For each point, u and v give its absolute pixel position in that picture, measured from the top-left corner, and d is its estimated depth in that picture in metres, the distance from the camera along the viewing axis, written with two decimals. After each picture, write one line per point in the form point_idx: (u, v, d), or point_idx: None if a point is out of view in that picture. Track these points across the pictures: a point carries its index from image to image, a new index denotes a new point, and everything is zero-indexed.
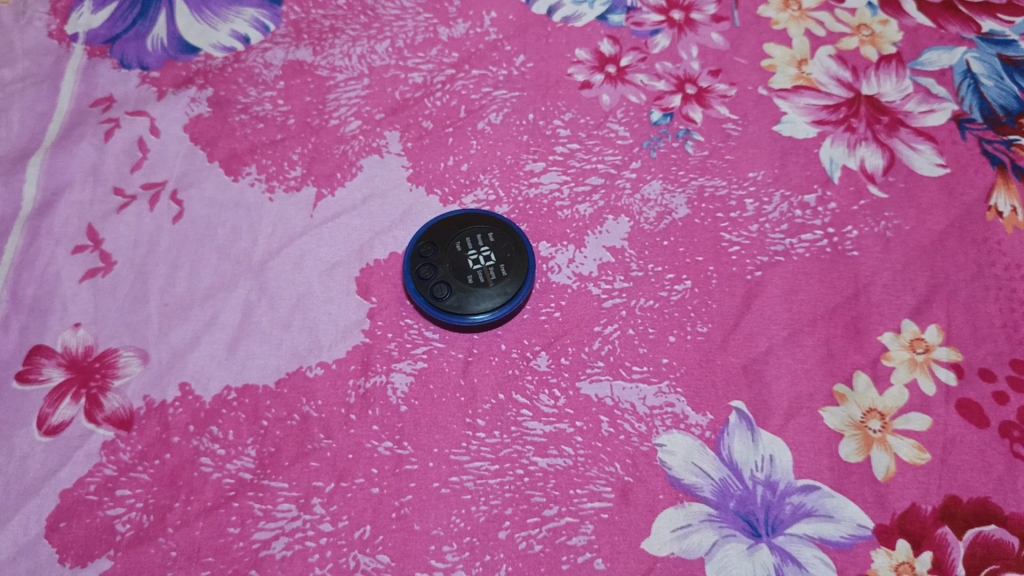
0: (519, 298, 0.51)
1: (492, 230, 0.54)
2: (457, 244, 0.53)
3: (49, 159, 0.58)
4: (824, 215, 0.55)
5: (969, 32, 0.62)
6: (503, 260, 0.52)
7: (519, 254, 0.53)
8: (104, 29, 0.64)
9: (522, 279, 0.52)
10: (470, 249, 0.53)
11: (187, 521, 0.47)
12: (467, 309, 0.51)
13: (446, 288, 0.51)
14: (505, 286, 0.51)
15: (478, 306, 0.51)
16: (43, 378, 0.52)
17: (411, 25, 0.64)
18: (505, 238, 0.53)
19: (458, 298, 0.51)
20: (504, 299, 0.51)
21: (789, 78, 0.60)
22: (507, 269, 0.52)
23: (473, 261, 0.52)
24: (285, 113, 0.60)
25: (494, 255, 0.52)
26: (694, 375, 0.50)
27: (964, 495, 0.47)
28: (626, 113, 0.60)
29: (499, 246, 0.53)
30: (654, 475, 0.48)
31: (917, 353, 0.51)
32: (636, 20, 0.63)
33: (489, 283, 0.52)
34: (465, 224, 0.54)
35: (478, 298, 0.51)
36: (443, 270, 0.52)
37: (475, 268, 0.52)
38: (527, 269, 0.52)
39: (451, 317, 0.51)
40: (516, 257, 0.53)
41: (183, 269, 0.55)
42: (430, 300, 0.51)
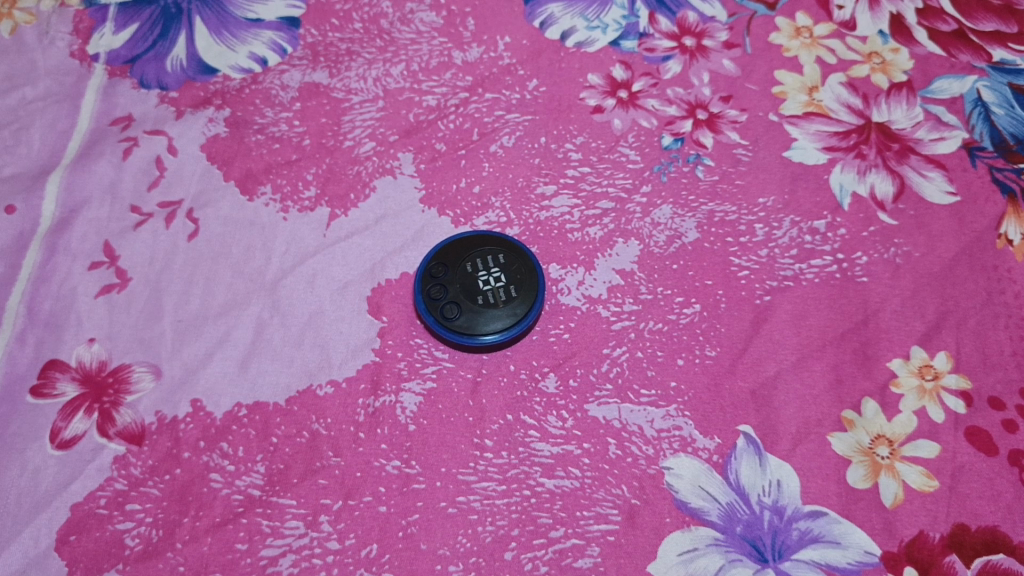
0: (528, 320, 0.52)
1: (503, 251, 0.54)
2: (468, 265, 0.54)
3: (68, 176, 0.59)
4: (833, 241, 0.55)
5: (981, 61, 0.63)
6: (513, 281, 0.53)
7: (529, 276, 0.53)
8: (125, 49, 0.65)
9: (532, 300, 0.52)
10: (481, 269, 0.53)
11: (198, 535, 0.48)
12: (476, 330, 0.51)
13: (456, 308, 0.52)
14: (514, 307, 0.52)
15: (486, 328, 0.51)
16: (57, 393, 0.52)
17: (426, 48, 0.65)
18: (516, 260, 0.54)
19: (468, 319, 0.52)
20: (512, 321, 0.51)
21: (800, 104, 0.61)
22: (517, 290, 0.52)
23: (483, 282, 0.53)
24: (301, 134, 0.61)
25: (504, 276, 0.53)
26: (702, 399, 0.51)
27: (973, 523, 0.47)
28: (638, 138, 0.60)
29: (509, 267, 0.53)
30: (661, 498, 0.48)
31: (926, 380, 0.50)
32: (648, 46, 0.64)
33: (498, 304, 0.52)
34: (477, 244, 0.54)
35: (487, 320, 0.52)
36: (453, 291, 0.53)
37: (485, 290, 0.52)
38: (536, 291, 0.53)
39: (461, 337, 0.51)
40: (527, 279, 0.53)
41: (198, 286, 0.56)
42: (440, 320, 0.52)
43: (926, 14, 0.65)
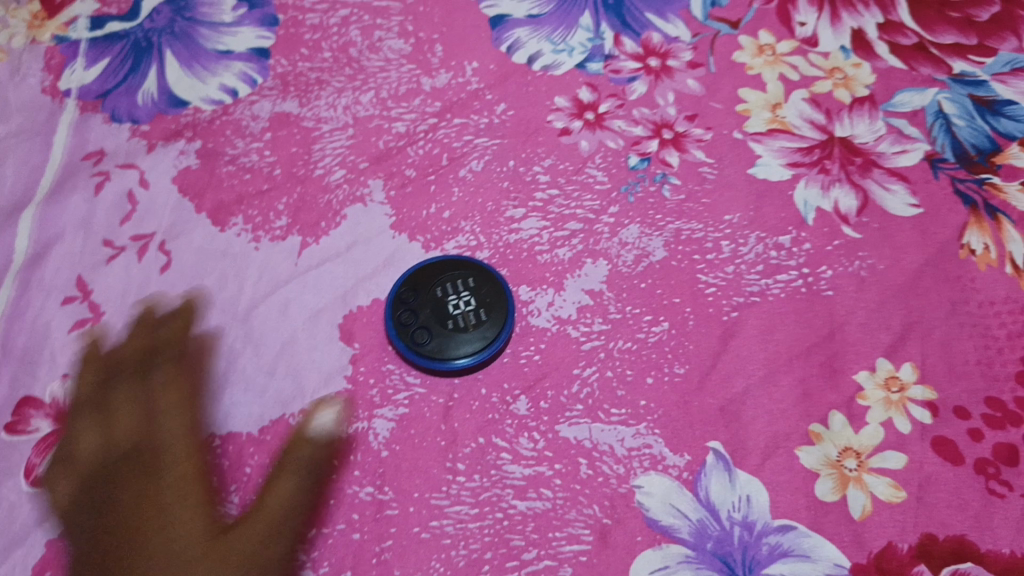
0: (497, 342, 0.53)
1: (472, 276, 0.55)
2: (438, 289, 0.54)
3: (41, 212, 0.60)
4: (798, 255, 0.56)
5: (942, 74, 0.63)
6: (482, 305, 0.54)
7: (499, 300, 0.54)
8: (96, 84, 0.65)
9: (501, 323, 0.53)
10: (451, 293, 0.54)
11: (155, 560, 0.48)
12: (447, 354, 0.52)
13: (426, 333, 0.53)
14: (484, 331, 0.53)
15: (457, 352, 0.52)
16: (31, 429, 0.52)
17: (395, 75, 0.65)
18: (486, 284, 0.55)
19: (439, 343, 0.52)
20: (483, 344, 0.52)
21: (764, 122, 0.61)
22: (487, 313, 0.53)
23: (453, 306, 0.54)
24: (272, 164, 0.62)
25: (473, 300, 0.54)
26: (672, 416, 0.51)
27: (941, 533, 0.47)
28: (605, 158, 0.61)
29: (478, 291, 0.54)
30: (632, 517, 0.48)
31: (892, 392, 0.51)
32: (614, 67, 0.65)
33: (468, 327, 0.53)
34: (446, 269, 0.55)
35: (457, 343, 0.52)
36: (423, 315, 0.53)
37: (455, 313, 0.53)
38: (506, 314, 0.53)
39: (432, 361, 0.52)
40: (496, 302, 0.54)
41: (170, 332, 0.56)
42: (411, 345, 0.52)
43: (887, 28, 0.66)
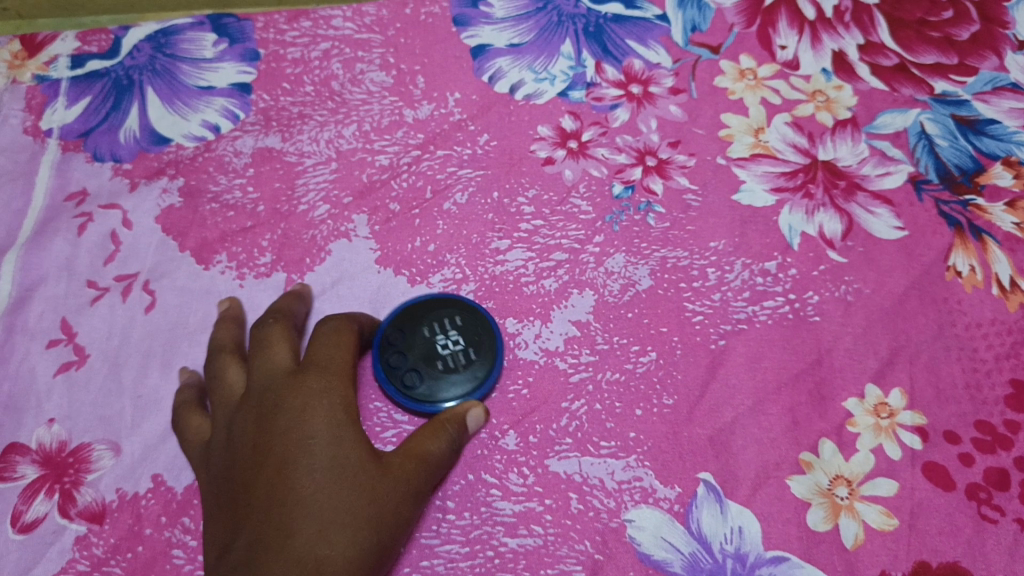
0: (487, 381, 0.52)
1: (459, 313, 0.54)
2: (424, 329, 0.53)
3: (24, 255, 0.60)
4: (784, 281, 0.56)
5: (923, 94, 0.63)
6: (470, 344, 0.53)
7: (486, 337, 0.53)
8: (77, 123, 0.65)
9: (490, 362, 0.52)
10: (438, 332, 0.53)
11: (324, 452, 0.45)
12: (437, 396, 0.51)
13: (416, 375, 0.52)
14: (474, 370, 0.52)
15: (447, 393, 0.51)
16: (17, 476, 0.52)
17: (377, 108, 0.65)
18: (474, 321, 0.54)
19: (428, 385, 0.52)
20: (472, 384, 0.52)
21: (747, 146, 0.62)
22: (475, 352, 0.53)
23: (442, 346, 0.52)
24: (255, 200, 0.61)
25: (462, 338, 0.53)
26: (662, 448, 0.51)
27: (934, 560, 0.47)
28: (589, 187, 0.61)
29: (466, 330, 0.53)
30: (624, 552, 0.48)
31: (881, 418, 0.51)
32: (596, 95, 0.65)
33: (458, 368, 0.52)
34: (432, 307, 0.54)
35: (446, 384, 0.52)
36: (412, 357, 0.52)
37: (444, 354, 0.52)
38: (494, 353, 0.53)
39: (421, 404, 0.51)
40: (484, 340, 0.53)
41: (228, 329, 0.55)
42: (400, 388, 0.51)
43: (868, 50, 0.66)
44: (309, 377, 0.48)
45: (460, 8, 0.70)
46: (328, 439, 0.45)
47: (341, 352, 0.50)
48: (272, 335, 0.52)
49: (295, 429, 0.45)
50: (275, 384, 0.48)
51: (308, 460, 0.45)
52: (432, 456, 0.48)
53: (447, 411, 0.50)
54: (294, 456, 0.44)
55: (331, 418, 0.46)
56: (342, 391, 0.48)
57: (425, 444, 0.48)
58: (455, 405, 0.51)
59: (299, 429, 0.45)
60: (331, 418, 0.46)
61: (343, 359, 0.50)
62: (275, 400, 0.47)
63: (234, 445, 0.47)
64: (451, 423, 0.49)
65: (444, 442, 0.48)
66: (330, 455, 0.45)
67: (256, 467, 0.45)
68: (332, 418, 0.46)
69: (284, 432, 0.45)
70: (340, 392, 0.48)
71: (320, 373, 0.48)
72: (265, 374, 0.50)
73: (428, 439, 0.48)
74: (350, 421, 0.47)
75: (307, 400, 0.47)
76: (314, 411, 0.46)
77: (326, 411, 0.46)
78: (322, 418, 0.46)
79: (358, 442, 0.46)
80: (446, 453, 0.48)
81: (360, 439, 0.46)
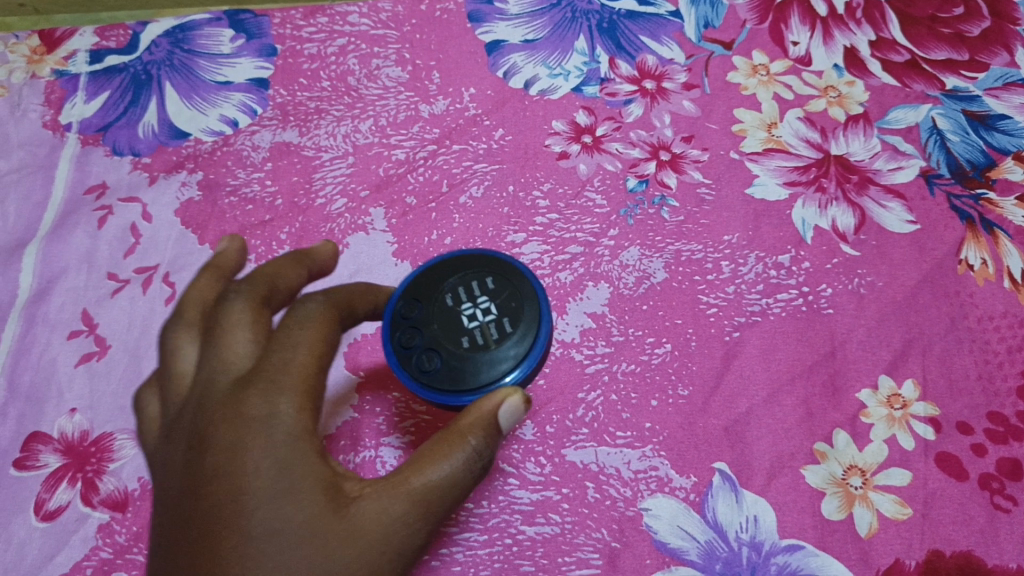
0: (528, 359, 0.45)
1: (490, 274, 0.47)
2: (448, 296, 0.47)
3: (45, 247, 0.60)
4: (798, 274, 0.57)
5: (934, 90, 0.64)
6: (504, 313, 0.46)
7: (526, 304, 0.46)
8: (96, 117, 0.66)
9: (527, 334, 0.45)
10: (463, 300, 0.47)
11: (261, 512, 0.34)
12: (463, 380, 0.44)
13: (435, 358, 0.45)
14: (507, 345, 0.45)
15: (480, 376, 0.44)
16: (40, 465, 0.53)
17: (393, 103, 0.66)
18: (507, 286, 0.47)
19: (451, 368, 0.44)
20: (513, 363, 0.44)
21: (760, 141, 0.62)
22: (511, 324, 0.45)
23: (469, 320, 0.46)
24: (273, 194, 0.62)
25: (494, 308, 0.46)
26: (677, 438, 0.51)
27: (947, 549, 0.48)
28: (603, 182, 0.61)
29: (497, 298, 0.46)
30: (640, 540, 0.49)
31: (894, 408, 0.52)
32: (610, 90, 0.65)
33: (490, 343, 0.45)
34: (457, 277, 0.47)
35: (478, 364, 0.44)
36: (431, 332, 0.46)
37: (472, 328, 0.45)
38: (531, 323, 0.45)
39: (445, 391, 0.44)
40: (522, 308, 0.46)
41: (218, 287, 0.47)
42: (419, 374, 0.45)
43: (880, 46, 0.66)
44: (255, 393, 0.36)
45: (475, 5, 0.70)
46: (271, 493, 0.34)
47: (309, 355, 0.38)
48: (234, 315, 0.40)
49: (234, 466, 0.35)
50: (220, 389, 0.38)
51: (241, 523, 0.34)
52: (436, 485, 0.37)
53: (466, 415, 0.39)
54: (227, 514, 0.34)
55: (275, 463, 0.35)
56: (288, 421, 0.36)
57: (425, 471, 0.37)
58: (482, 403, 0.39)
59: (236, 473, 0.35)
60: (275, 463, 0.35)
61: (302, 371, 0.37)
62: (216, 414, 0.37)
63: (173, 449, 0.38)
64: (472, 433, 0.38)
65: (454, 465, 0.37)
66: (268, 521, 0.34)
67: (187, 506, 0.35)
68: (279, 461, 0.35)
69: (219, 468, 0.35)
70: (281, 427, 0.36)
71: (268, 390, 0.36)
72: (216, 367, 0.38)
73: (430, 464, 0.37)
74: (307, 459, 0.36)
75: (245, 435, 0.35)
76: (253, 452, 0.35)
77: (269, 451, 0.35)
78: (264, 462, 0.35)
79: (316, 494, 0.35)
80: (457, 476, 0.37)
81: (319, 486, 0.35)
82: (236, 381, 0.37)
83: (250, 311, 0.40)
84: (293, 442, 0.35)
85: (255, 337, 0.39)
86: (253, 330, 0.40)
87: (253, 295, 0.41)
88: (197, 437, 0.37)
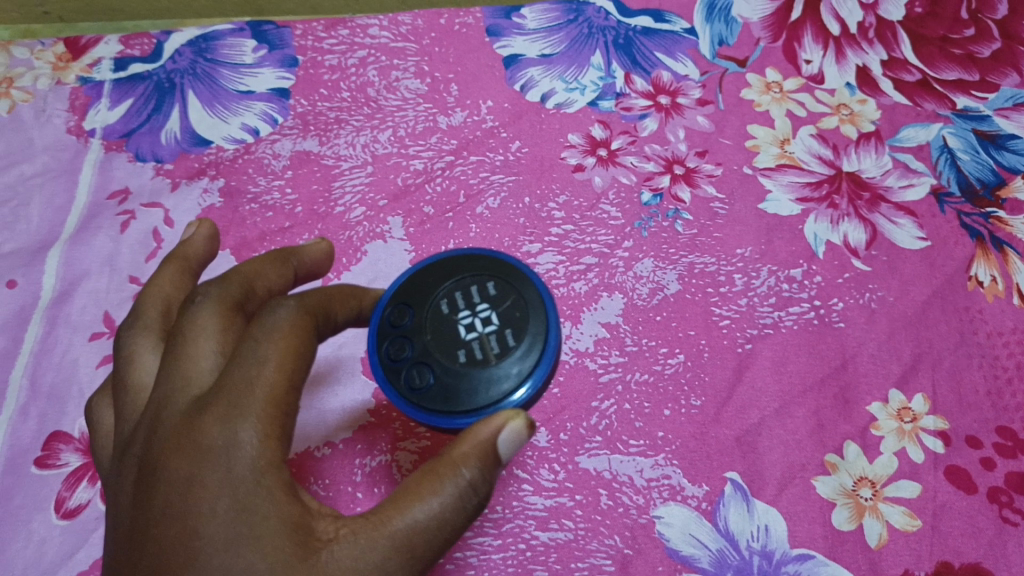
0: (530, 375, 0.44)
1: (490, 280, 0.47)
2: (443, 303, 0.46)
3: (68, 250, 0.61)
4: (810, 288, 0.57)
5: (945, 109, 0.65)
6: (506, 325, 0.45)
7: (530, 316, 0.45)
8: (120, 124, 0.67)
9: (528, 350, 0.44)
10: (460, 308, 0.46)
11: (218, 554, 0.34)
12: (456, 397, 0.44)
13: (427, 373, 0.44)
14: (506, 362, 0.44)
15: (478, 393, 0.44)
16: (61, 463, 0.54)
17: (411, 114, 0.67)
18: (509, 295, 0.46)
19: (443, 384, 0.44)
20: (513, 381, 0.44)
21: (772, 157, 0.63)
22: (514, 337, 0.45)
23: (466, 332, 0.45)
24: (293, 202, 0.63)
25: (494, 319, 0.45)
26: (690, 447, 0.52)
27: (955, 561, 0.48)
28: (618, 194, 0.62)
29: (497, 309, 0.46)
30: (653, 547, 0.49)
31: (905, 421, 0.52)
32: (625, 105, 0.66)
33: (489, 359, 0.44)
34: (456, 286, 0.47)
35: (476, 380, 0.44)
36: (423, 343, 0.45)
37: (469, 341, 0.45)
38: (533, 338, 0.45)
39: (435, 408, 0.44)
40: (525, 320, 0.45)
41: (189, 286, 0.48)
42: (409, 389, 0.45)
43: (891, 65, 0.67)
44: (215, 419, 0.36)
45: (493, 19, 0.71)
46: (231, 533, 0.34)
47: (277, 372, 0.37)
48: (201, 324, 0.40)
49: (191, 500, 0.35)
50: (180, 408, 0.37)
51: (197, 565, 0.34)
52: (419, 526, 0.36)
53: (463, 442, 0.38)
54: (182, 555, 0.34)
55: (235, 502, 0.35)
56: (250, 452, 0.35)
57: (409, 510, 0.36)
58: (478, 430, 0.38)
59: (193, 511, 0.35)
60: (236, 502, 0.35)
61: (267, 392, 0.36)
62: (174, 441, 0.36)
63: (130, 468, 0.38)
64: (467, 465, 0.37)
65: (441, 503, 0.36)
66: (225, 563, 0.34)
67: (142, 539, 0.35)
68: (239, 498, 0.35)
69: (177, 504, 0.35)
70: (243, 460, 0.35)
71: (228, 418, 0.36)
72: (179, 382, 0.38)
73: (415, 502, 0.36)
74: (269, 495, 0.35)
75: (204, 469, 0.35)
76: (213, 489, 0.35)
77: (229, 488, 0.35)
78: (224, 500, 0.35)
79: (281, 537, 0.35)
80: (443, 516, 0.36)
81: (285, 527, 0.35)
82: (198, 401, 0.37)
83: (219, 319, 0.40)
84: (256, 477, 0.35)
85: (221, 349, 0.39)
86: (220, 339, 0.40)
87: (222, 301, 0.41)
88: (154, 464, 0.37)
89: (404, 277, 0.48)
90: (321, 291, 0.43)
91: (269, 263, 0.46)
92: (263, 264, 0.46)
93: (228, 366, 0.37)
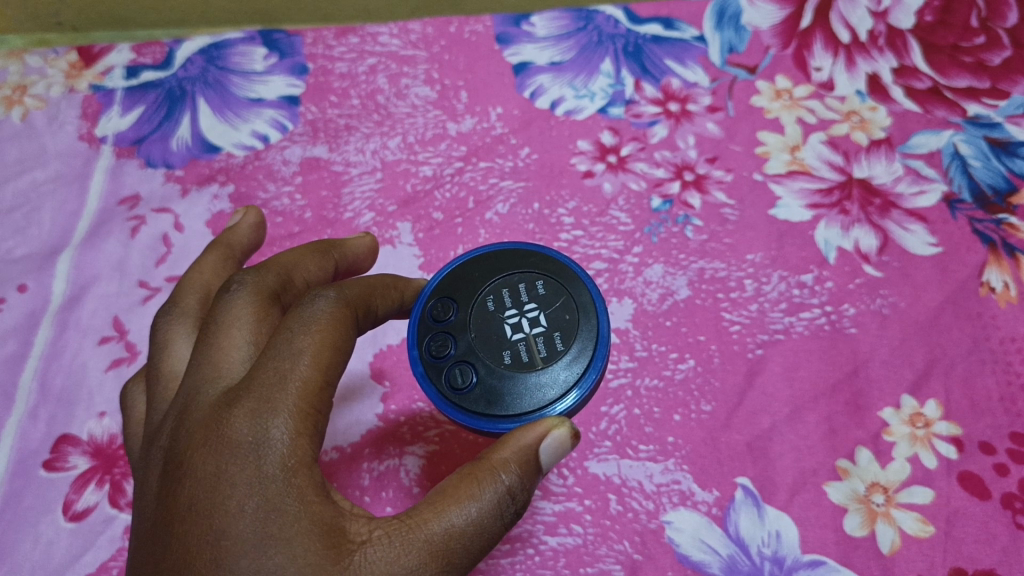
0: (577, 384, 0.44)
1: (539, 280, 0.47)
2: (489, 300, 0.47)
3: (79, 255, 0.62)
4: (822, 294, 0.57)
5: (956, 116, 0.64)
6: (554, 328, 0.46)
7: (581, 319, 0.46)
8: (131, 131, 0.67)
9: (579, 357, 0.45)
10: (506, 306, 0.47)
11: (246, 555, 0.33)
12: (499, 404, 0.44)
13: (469, 375, 0.45)
14: (554, 368, 0.45)
15: (522, 398, 0.44)
16: (69, 466, 0.53)
17: (421, 121, 0.67)
18: (558, 296, 0.47)
19: (484, 387, 0.44)
20: (560, 388, 0.44)
21: (783, 163, 0.63)
22: (563, 342, 0.45)
23: (514, 332, 0.46)
24: (302, 207, 0.63)
25: (543, 320, 0.46)
26: (699, 452, 0.52)
27: (969, 567, 0.48)
28: (628, 201, 0.62)
29: (547, 310, 0.46)
30: (663, 553, 0.49)
31: (917, 427, 0.52)
32: (634, 112, 0.66)
33: (536, 361, 0.45)
34: (504, 282, 0.47)
35: (522, 383, 0.44)
36: (467, 342, 0.46)
37: (516, 343, 0.45)
38: (584, 344, 0.45)
39: (473, 412, 0.44)
40: (575, 324, 0.46)
41: (228, 273, 0.51)
42: (449, 389, 0.45)
43: (902, 73, 0.67)
44: (244, 414, 0.36)
45: (503, 27, 0.71)
46: (259, 534, 0.34)
47: (311, 366, 0.37)
48: (235, 314, 0.41)
49: (217, 498, 0.34)
50: (209, 400, 0.37)
51: (224, 566, 0.33)
52: (457, 531, 0.36)
53: (503, 448, 0.38)
54: (208, 555, 0.33)
55: (264, 502, 0.34)
56: (280, 450, 0.35)
57: (447, 514, 0.36)
58: (520, 437, 0.39)
59: (220, 510, 0.34)
60: (265, 503, 0.34)
61: (299, 387, 0.36)
62: (202, 437, 0.36)
63: (156, 460, 0.38)
64: (506, 470, 0.37)
65: (480, 509, 0.36)
66: (254, 565, 0.33)
67: (165, 538, 0.35)
68: (268, 498, 0.34)
69: (203, 502, 0.34)
70: (273, 459, 0.35)
71: (258, 413, 0.35)
72: (210, 373, 0.38)
73: (453, 506, 0.36)
74: (300, 496, 0.35)
75: (232, 466, 0.35)
76: (243, 487, 0.34)
77: (259, 488, 0.34)
78: (253, 499, 0.34)
79: (313, 539, 0.34)
80: (480, 522, 0.36)
81: (316, 529, 0.34)
82: (228, 395, 0.37)
83: (254, 310, 0.41)
84: (286, 477, 0.35)
85: (255, 340, 0.40)
86: (253, 330, 0.40)
87: (256, 291, 0.42)
88: (180, 459, 0.36)
89: (450, 271, 0.48)
90: (362, 282, 0.43)
91: (309, 254, 0.47)
92: (302, 255, 0.47)
93: (259, 359, 0.37)
